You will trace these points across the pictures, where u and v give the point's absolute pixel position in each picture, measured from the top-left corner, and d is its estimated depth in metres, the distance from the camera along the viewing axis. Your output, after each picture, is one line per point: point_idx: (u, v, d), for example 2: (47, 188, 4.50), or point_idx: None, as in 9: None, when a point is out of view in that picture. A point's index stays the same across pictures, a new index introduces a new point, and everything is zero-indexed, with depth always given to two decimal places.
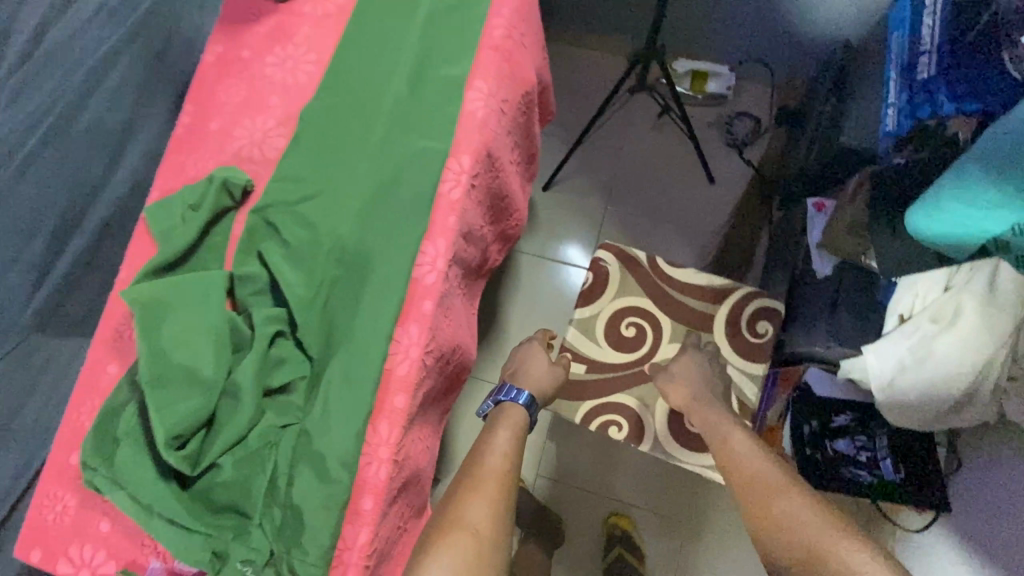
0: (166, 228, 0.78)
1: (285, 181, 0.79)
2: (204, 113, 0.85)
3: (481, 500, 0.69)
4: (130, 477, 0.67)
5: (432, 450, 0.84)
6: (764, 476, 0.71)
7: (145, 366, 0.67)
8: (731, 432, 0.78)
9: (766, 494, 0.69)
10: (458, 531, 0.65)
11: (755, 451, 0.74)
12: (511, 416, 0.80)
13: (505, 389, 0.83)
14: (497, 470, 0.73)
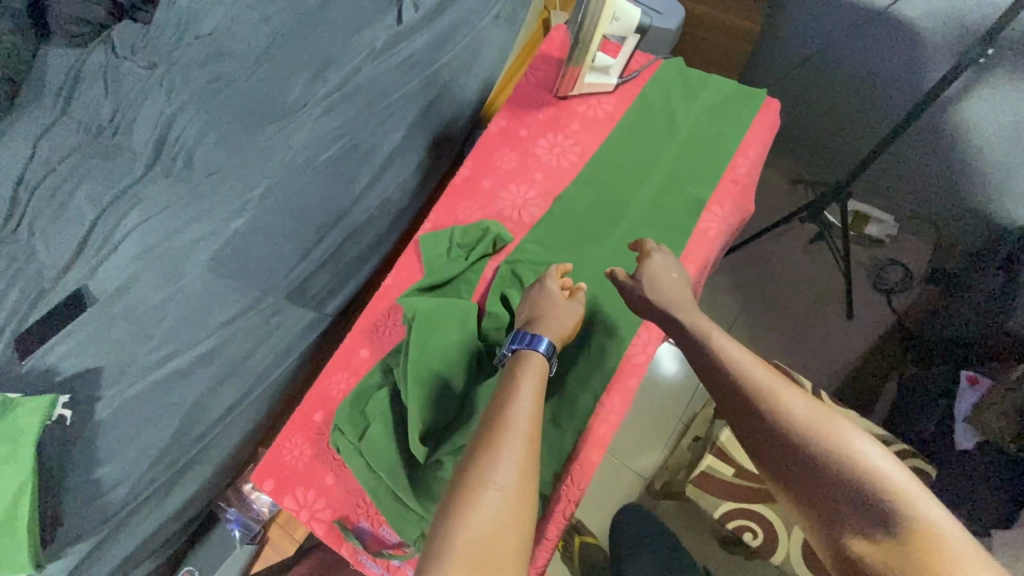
0: (435, 256, 0.97)
1: (536, 245, 0.97)
2: (480, 171, 1.05)
3: (513, 446, 0.67)
4: (374, 448, 0.83)
5: None
6: (756, 383, 0.72)
7: (412, 366, 0.85)
8: (714, 332, 0.78)
9: (770, 405, 0.70)
10: (490, 486, 0.63)
11: (749, 358, 0.74)
12: (533, 369, 0.76)
13: (521, 336, 0.80)
14: (528, 417, 0.70)
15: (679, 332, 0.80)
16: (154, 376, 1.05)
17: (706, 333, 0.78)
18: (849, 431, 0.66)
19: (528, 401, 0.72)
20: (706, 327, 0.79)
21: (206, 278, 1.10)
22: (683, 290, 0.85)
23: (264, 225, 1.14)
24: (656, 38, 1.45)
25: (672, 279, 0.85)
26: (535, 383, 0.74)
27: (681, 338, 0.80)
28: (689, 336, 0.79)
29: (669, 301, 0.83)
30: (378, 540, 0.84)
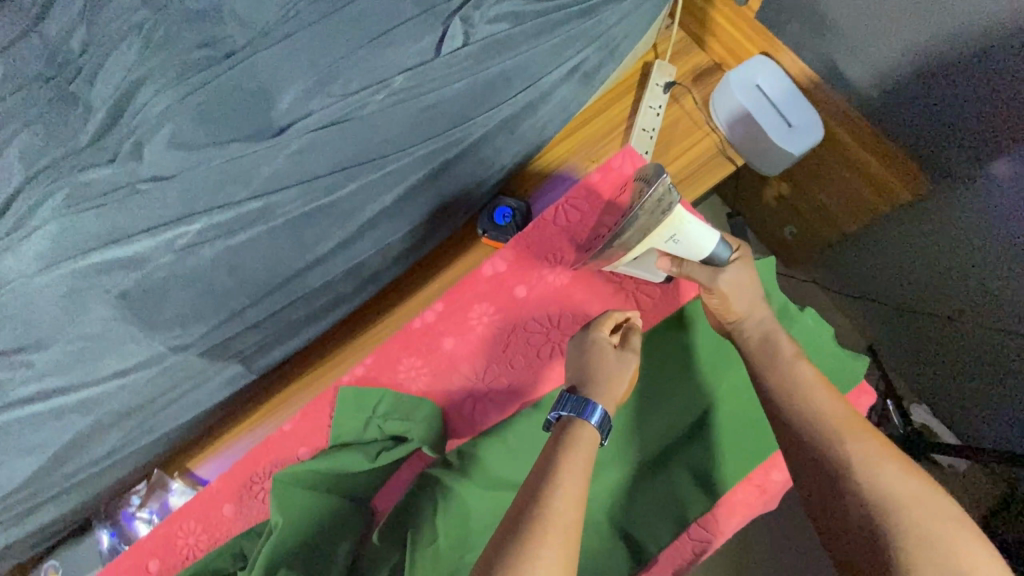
0: (351, 427, 0.80)
1: (467, 459, 0.76)
2: (446, 327, 0.86)
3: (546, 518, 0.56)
4: None
5: None
6: (845, 464, 0.65)
7: None
8: (816, 397, 0.72)
9: (856, 480, 0.64)
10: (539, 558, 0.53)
11: (853, 438, 0.67)
12: (583, 439, 0.66)
13: (564, 402, 0.69)
14: (581, 497, 0.60)
15: (783, 401, 0.73)
16: (24, 409, 0.91)
17: (812, 397, 0.72)
18: (950, 520, 0.59)
19: (576, 475, 0.61)
20: (815, 394, 0.72)
21: (109, 316, 0.91)
22: (790, 355, 0.77)
23: (191, 272, 0.92)
24: (770, 152, 1.10)
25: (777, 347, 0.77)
26: (585, 458, 0.64)
27: (781, 402, 0.74)
28: (795, 402, 0.72)
29: (773, 359, 0.77)
30: None
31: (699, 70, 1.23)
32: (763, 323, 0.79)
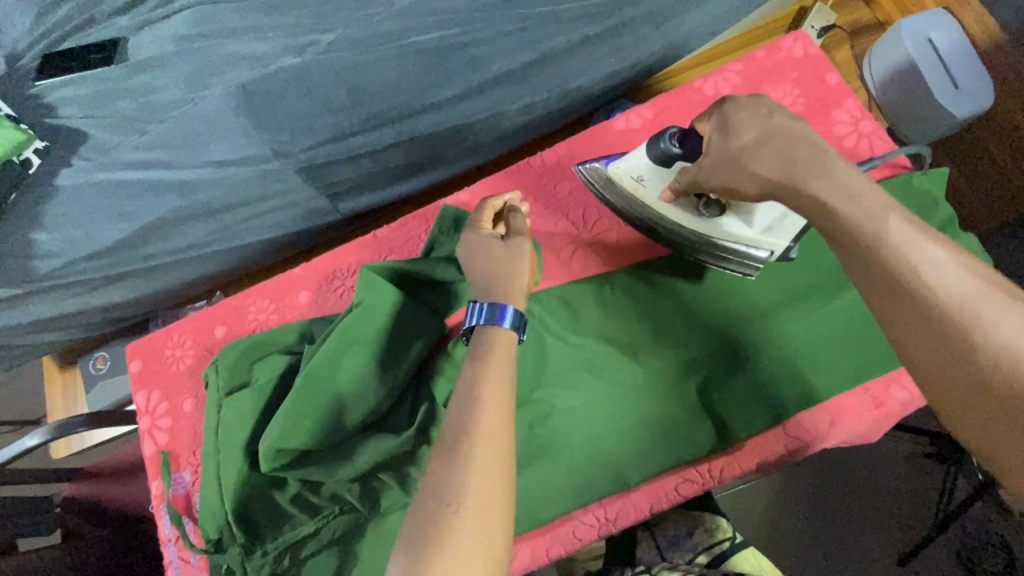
0: (445, 241, 0.73)
1: (559, 303, 0.69)
2: (567, 169, 0.75)
3: (452, 445, 0.49)
4: (229, 419, 0.66)
5: None
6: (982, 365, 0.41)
7: (318, 364, 0.63)
8: (928, 254, 0.44)
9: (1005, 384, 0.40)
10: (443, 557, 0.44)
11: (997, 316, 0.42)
12: (494, 350, 0.56)
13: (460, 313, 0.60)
14: (472, 487, 0.47)
15: (875, 278, 0.46)
16: (127, 173, 0.93)
17: (925, 263, 0.44)
18: None
19: (490, 384, 0.53)
20: (921, 253, 0.45)
21: (224, 104, 0.92)
22: (869, 194, 0.47)
23: (311, 78, 0.91)
24: (925, 112, 1.00)
25: (860, 188, 0.47)
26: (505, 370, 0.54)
27: (869, 279, 0.46)
28: (898, 284, 0.45)
29: (853, 219, 0.47)
30: (187, 507, 0.69)
31: (863, 24, 1.15)
32: (824, 166, 0.48)
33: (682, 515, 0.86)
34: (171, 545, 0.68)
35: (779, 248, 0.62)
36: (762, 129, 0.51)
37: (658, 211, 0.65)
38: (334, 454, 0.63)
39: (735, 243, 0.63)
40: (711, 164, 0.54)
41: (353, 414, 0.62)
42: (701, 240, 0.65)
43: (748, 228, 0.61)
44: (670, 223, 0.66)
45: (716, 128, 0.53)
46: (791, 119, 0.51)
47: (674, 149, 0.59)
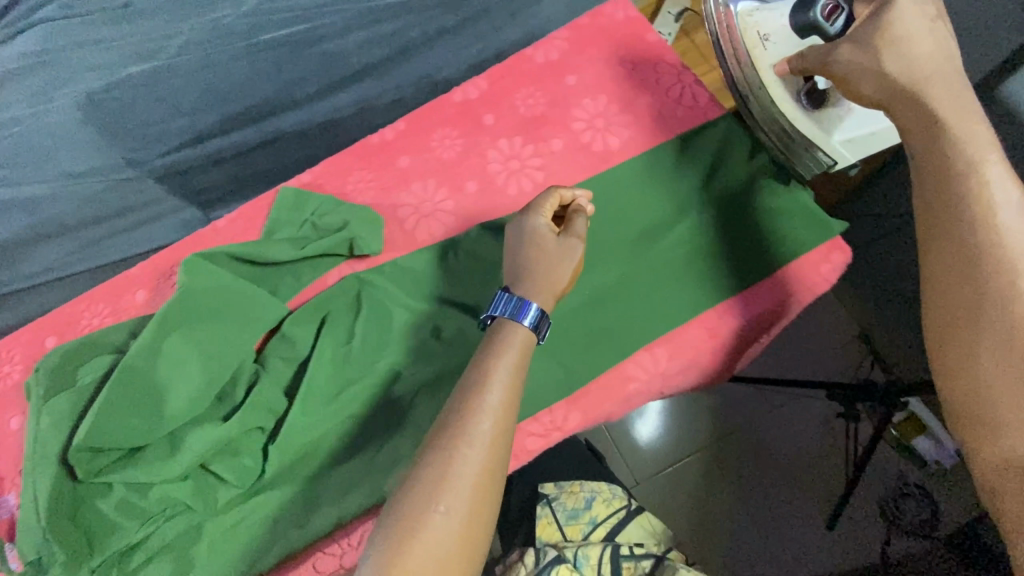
0: (283, 220, 0.70)
1: (403, 272, 0.68)
2: (408, 142, 0.74)
3: (470, 439, 0.47)
4: (45, 426, 0.60)
5: None
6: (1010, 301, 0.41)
7: (135, 354, 0.59)
8: (1010, 194, 0.44)
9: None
10: (446, 516, 0.44)
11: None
12: (514, 343, 0.53)
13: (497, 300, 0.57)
14: (491, 463, 0.47)
15: (933, 216, 0.47)
16: None
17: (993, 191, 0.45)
18: None
19: (504, 380, 0.51)
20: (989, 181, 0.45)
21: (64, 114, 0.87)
22: (959, 101, 0.48)
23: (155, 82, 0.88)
24: None
25: (963, 106, 0.48)
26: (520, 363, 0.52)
27: (927, 208, 0.47)
28: (956, 212, 0.45)
29: (943, 113, 0.48)
30: (10, 532, 0.62)
31: None
32: (935, 81, 0.49)
33: (569, 492, 0.79)
34: None
35: (842, 163, 0.61)
36: (907, 20, 0.50)
37: (768, 92, 0.61)
38: (161, 448, 0.59)
39: (805, 139, 0.61)
40: (849, 50, 0.52)
41: (177, 402, 0.59)
42: (779, 138, 0.64)
43: (835, 132, 0.60)
44: (766, 117, 0.63)
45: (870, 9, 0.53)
46: (936, 19, 0.50)
47: (825, 23, 0.55)
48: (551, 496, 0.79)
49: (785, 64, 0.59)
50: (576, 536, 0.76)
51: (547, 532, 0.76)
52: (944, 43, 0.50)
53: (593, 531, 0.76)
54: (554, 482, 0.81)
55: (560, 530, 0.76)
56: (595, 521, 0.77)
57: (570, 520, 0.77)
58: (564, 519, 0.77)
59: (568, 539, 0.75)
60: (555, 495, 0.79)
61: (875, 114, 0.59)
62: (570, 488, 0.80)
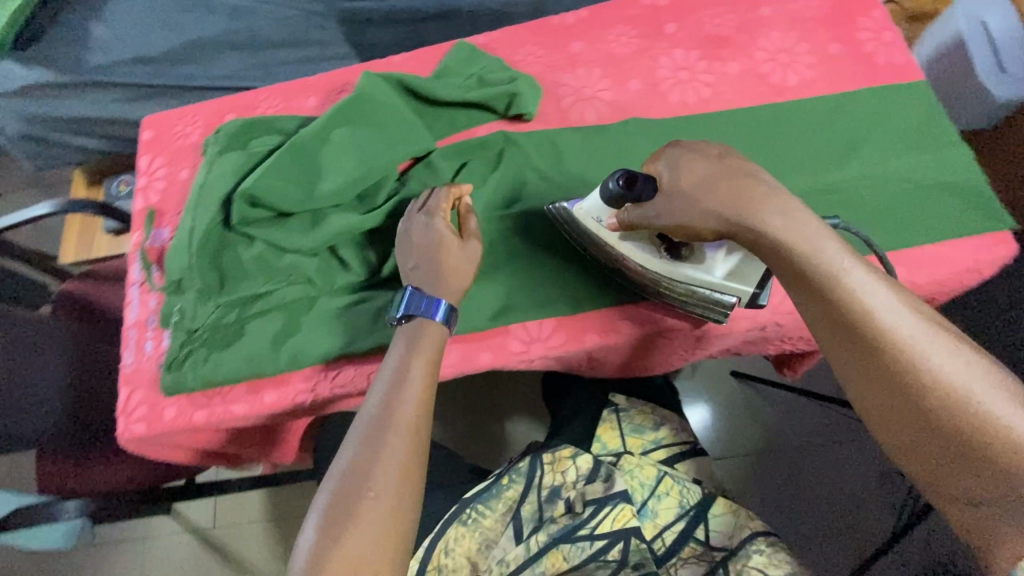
0: (455, 67, 0.74)
1: (548, 143, 0.70)
2: (588, 30, 0.76)
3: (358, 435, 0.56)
4: (216, 176, 0.69)
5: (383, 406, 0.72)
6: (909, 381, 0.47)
7: (306, 136, 0.67)
8: (887, 311, 0.48)
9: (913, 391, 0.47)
10: (365, 497, 0.53)
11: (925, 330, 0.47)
12: (421, 347, 0.60)
13: (415, 298, 0.61)
14: (413, 425, 0.57)
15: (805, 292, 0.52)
16: None
17: (871, 305, 0.48)
18: None
19: (405, 391, 0.58)
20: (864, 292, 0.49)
21: None
22: (803, 232, 0.51)
23: None
24: None
25: (790, 231, 0.51)
26: (432, 366, 0.60)
27: (822, 325, 0.51)
28: (845, 326, 0.49)
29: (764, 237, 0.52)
30: (158, 258, 0.72)
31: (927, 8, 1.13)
32: (779, 203, 0.51)
33: (640, 411, 0.86)
34: (135, 288, 0.71)
35: (743, 295, 0.60)
36: (692, 168, 0.55)
37: (622, 252, 0.61)
38: (302, 222, 0.67)
39: (694, 288, 0.60)
40: (661, 202, 0.55)
41: (325, 186, 0.66)
42: (669, 292, 0.62)
43: (716, 271, 0.58)
44: (647, 278, 0.62)
45: (669, 176, 0.55)
46: (745, 171, 0.54)
47: (622, 189, 0.56)
48: (621, 408, 0.86)
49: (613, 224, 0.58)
50: (635, 447, 0.83)
51: (610, 438, 0.83)
52: (738, 167, 0.54)
53: (655, 451, 0.82)
54: (627, 398, 0.88)
55: (622, 439, 0.83)
56: (658, 443, 0.83)
57: (632, 433, 0.84)
58: (627, 430, 0.84)
59: (627, 447, 0.82)
60: (626, 409, 0.86)
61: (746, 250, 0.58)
62: (642, 408, 0.86)
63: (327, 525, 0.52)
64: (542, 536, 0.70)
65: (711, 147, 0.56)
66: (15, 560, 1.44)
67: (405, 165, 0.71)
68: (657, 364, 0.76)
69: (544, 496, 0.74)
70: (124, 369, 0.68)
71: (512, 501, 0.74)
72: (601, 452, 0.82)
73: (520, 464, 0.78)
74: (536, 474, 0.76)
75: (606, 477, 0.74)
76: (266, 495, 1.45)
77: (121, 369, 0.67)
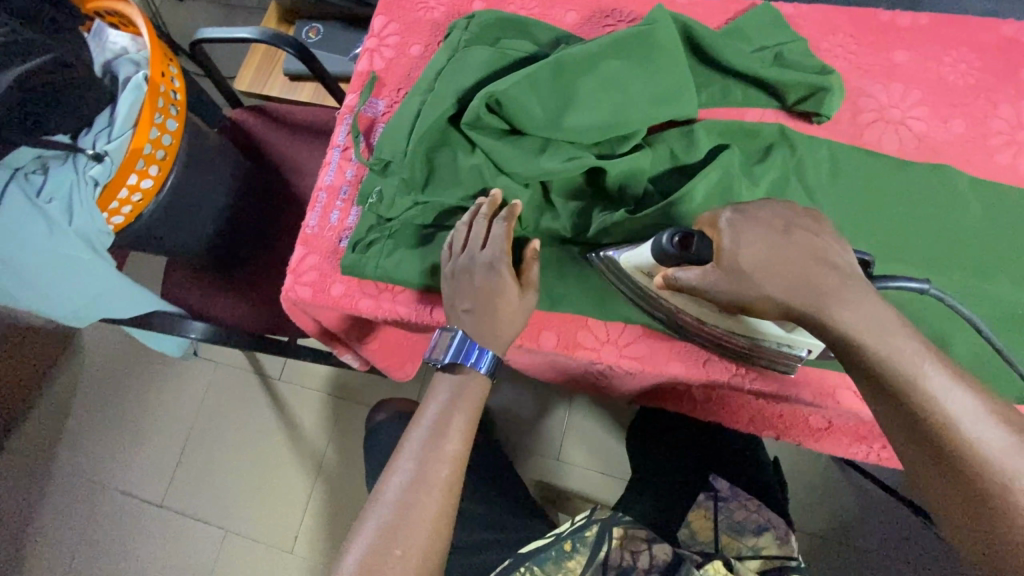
0: (751, 31, 0.62)
1: (827, 157, 0.59)
2: (921, 42, 0.62)
3: (402, 475, 0.57)
4: (457, 68, 0.63)
5: (528, 359, 0.68)
6: (990, 510, 0.40)
7: (574, 55, 0.58)
8: (961, 406, 0.42)
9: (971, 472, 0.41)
10: (395, 543, 0.54)
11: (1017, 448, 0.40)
12: (463, 397, 0.61)
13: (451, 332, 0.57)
14: (449, 472, 0.58)
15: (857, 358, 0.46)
16: None
17: (954, 419, 0.42)
18: None
19: (449, 435, 0.59)
20: (945, 401, 0.42)
21: None
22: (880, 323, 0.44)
23: None
24: None
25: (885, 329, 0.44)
26: (472, 416, 0.61)
27: (897, 432, 0.45)
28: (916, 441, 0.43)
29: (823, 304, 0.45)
30: (367, 129, 0.69)
31: None
32: (851, 291, 0.45)
33: (742, 504, 0.67)
34: (336, 150, 0.69)
35: (816, 347, 0.52)
36: (755, 239, 0.47)
37: (675, 305, 0.53)
38: (532, 146, 0.59)
39: (764, 340, 0.53)
40: (716, 275, 0.47)
41: (572, 119, 0.57)
42: (730, 340, 0.54)
43: (780, 326, 0.51)
44: (705, 329, 0.54)
45: (731, 251, 0.46)
46: (827, 236, 0.47)
47: (677, 250, 0.47)
48: (721, 496, 0.68)
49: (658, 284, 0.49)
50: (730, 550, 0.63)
51: (702, 530, 0.66)
52: (816, 242, 0.46)
53: (755, 562, 0.61)
54: (732, 485, 0.69)
55: (716, 534, 0.65)
56: (761, 553, 0.62)
57: (731, 531, 0.64)
58: (724, 526, 0.65)
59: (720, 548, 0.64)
60: (727, 499, 0.67)
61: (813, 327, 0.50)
62: (746, 503, 0.66)
63: (364, 570, 0.53)
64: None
65: (773, 216, 0.47)
66: (114, 336, 1.59)
67: (657, 125, 0.61)
68: (833, 441, 0.67)
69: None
70: (306, 228, 0.67)
71: (570, 575, 0.61)
72: (688, 544, 0.66)
73: (585, 530, 0.63)
74: (600, 549, 0.62)
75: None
76: (335, 371, 1.49)
77: (303, 227, 0.66)
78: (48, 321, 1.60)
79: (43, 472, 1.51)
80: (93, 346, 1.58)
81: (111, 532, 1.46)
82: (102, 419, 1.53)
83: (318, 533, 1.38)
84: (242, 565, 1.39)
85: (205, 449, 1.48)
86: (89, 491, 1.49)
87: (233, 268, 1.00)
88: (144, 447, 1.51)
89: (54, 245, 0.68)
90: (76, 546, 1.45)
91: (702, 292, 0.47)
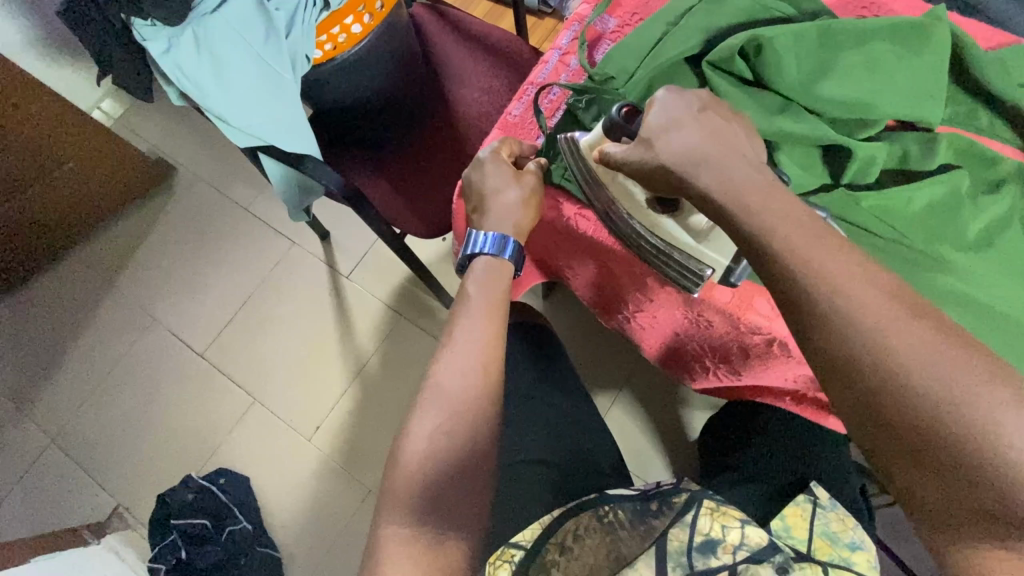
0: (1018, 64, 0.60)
1: None
2: None
3: (442, 366, 0.61)
4: (712, 5, 0.62)
5: (674, 312, 0.67)
6: (933, 425, 0.42)
7: (848, 27, 0.57)
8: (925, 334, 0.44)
9: (856, 353, 0.45)
10: (429, 419, 0.58)
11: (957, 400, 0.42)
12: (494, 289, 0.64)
13: (475, 239, 0.65)
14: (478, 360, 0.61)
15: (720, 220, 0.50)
16: None
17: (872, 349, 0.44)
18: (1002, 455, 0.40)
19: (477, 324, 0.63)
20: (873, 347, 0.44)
21: None
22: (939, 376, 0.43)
23: None
24: None
25: (983, 391, 0.41)
26: (499, 298, 0.65)
27: (857, 407, 0.45)
28: (901, 436, 0.43)
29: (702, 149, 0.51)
30: (591, 42, 0.68)
31: None
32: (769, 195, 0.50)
33: (839, 517, 0.66)
34: (556, 52, 0.69)
35: (719, 265, 0.55)
36: (678, 117, 0.53)
37: (614, 193, 0.57)
38: (769, 102, 0.58)
39: (670, 247, 0.55)
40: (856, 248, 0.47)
41: (824, 87, 0.56)
42: (645, 245, 0.56)
43: (692, 236, 0.55)
44: (630, 228, 0.57)
45: (656, 122, 0.53)
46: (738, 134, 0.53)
47: (622, 121, 0.54)
48: (819, 503, 0.68)
49: (596, 155, 0.55)
50: (820, 553, 0.64)
51: (796, 527, 0.66)
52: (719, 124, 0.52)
53: (844, 571, 0.62)
54: (830, 496, 0.69)
55: (810, 535, 0.65)
56: (848, 565, 0.63)
57: (825, 536, 0.65)
58: (818, 530, 0.66)
59: (812, 551, 0.64)
60: (824, 508, 0.67)
61: (717, 243, 0.54)
62: (843, 517, 0.66)
63: (418, 445, 0.57)
64: (676, 545, 0.60)
65: (699, 100, 0.54)
66: (203, 187, 1.61)
67: (893, 125, 0.60)
68: None
69: (695, 544, 0.60)
70: (506, 117, 0.69)
71: (653, 529, 0.62)
72: (778, 534, 0.66)
73: (674, 496, 0.64)
74: (687, 512, 0.62)
75: (782, 570, 0.58)
76: (402, 285, 1.48)
77: (505, 115, 0.69)
78: (150, 151, 1.63)
79: (104, 288, 1.55)
80: (184, 190, 1.61)
81: (145, 364, 1.48)
82: (170, 257, 1.56)
83: (340, 432, 1.39)
84: (260, 436, 1.40)
85: (256, 318, 1.50)
86: (140, 320, 1.52)
87: (374, 144, 1.01)
88: (201, 295, 1.53)
89: (263, 52, 0.73)
90: (113, 366, 1.49)
91: (620, 159, 0.53)
